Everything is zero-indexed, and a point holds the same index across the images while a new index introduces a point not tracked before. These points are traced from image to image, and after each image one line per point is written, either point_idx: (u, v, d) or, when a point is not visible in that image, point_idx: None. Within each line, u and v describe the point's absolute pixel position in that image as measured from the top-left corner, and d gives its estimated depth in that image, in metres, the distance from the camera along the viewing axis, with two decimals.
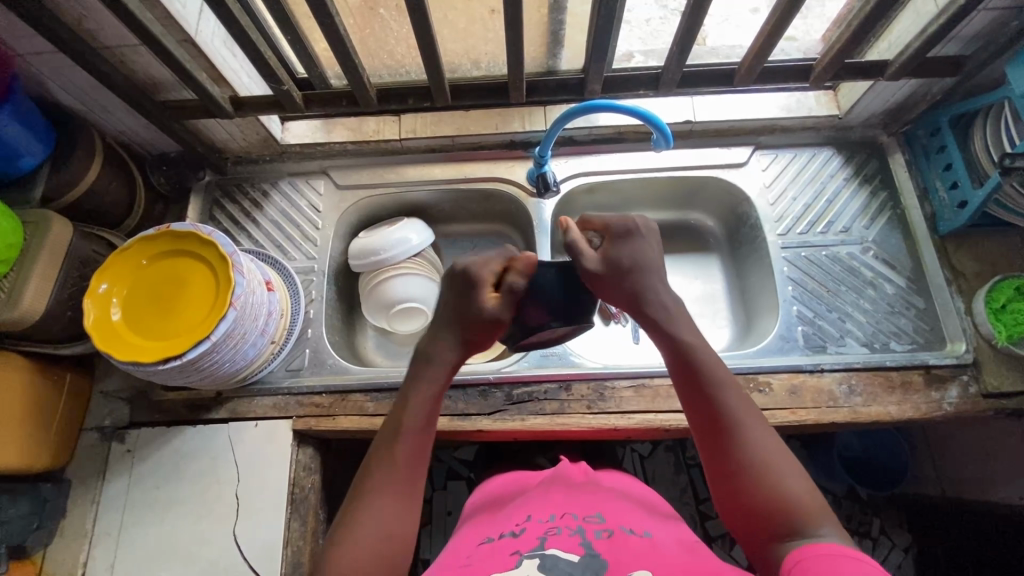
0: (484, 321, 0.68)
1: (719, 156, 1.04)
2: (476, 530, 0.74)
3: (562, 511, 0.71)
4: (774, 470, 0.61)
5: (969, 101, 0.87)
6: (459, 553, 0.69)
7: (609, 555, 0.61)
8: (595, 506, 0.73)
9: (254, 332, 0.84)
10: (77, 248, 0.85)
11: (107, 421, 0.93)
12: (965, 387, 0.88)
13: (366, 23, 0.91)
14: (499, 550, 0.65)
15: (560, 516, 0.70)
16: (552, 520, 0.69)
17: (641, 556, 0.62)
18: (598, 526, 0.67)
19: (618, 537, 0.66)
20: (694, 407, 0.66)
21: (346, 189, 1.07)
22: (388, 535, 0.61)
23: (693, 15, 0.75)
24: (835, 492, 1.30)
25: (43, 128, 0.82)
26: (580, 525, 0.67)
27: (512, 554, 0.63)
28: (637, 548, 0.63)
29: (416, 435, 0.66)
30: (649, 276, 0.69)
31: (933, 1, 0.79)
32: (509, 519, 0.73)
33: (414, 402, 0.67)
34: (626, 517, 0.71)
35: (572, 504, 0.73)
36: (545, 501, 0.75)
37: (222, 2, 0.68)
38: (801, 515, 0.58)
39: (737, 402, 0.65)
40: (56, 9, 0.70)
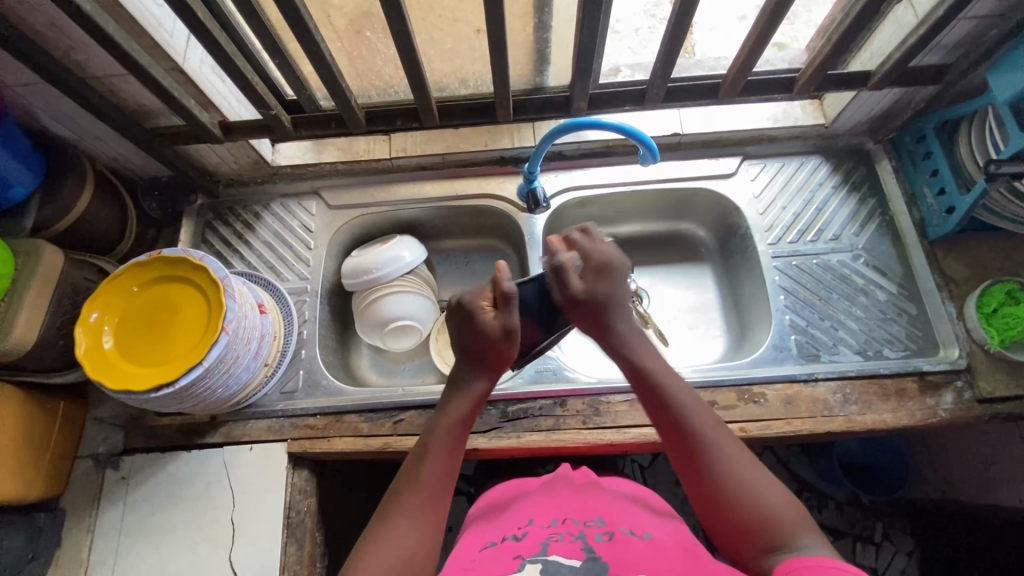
0: (494, 338, 0.71)
1: (708, 167, 1.05)
2: (478, 533, 0.76)
3: (563, 515, 0.72)
4: (745, 480, 0.64)
5: (953, 108, 0.88)
6: (464, 558, 0.69)
7: (611, 559, 0.62)
8: (596, 508, 0.73)
9: (247, 355, 0.85)
10: (70, 276, 0.86)
11: (101, 448, 0.93)
12: (960, 393, 0.88)
13: (354, 47, 0.92)
14: (501, 554, 0.66)
15: (561, 520, 0.71)
16: (553, 525, 0.70)
17: (641, 557, 0.63)
18: (598, 529, 0.68)
19: (619, 538, 0.66)
20: (664, 428, 0.70)
21: (337, 208, 1.07)
22: (407, 557, 0.62)
23: (676, 31, 0.76)
24: (836, 497, 1.30)
25: (32, 157, 0.83)
26: (582, 529, 0.68)
27: (514, 558, 0.64)
28: (638, 548, 0.64)
29: (443, 458, 0.70)
30: (621, 310, 0.74)
31: (913, 11, 0.80)
32: (511, 523, 0.74)
33: (440, 430, 0.71)
34: (628, 518, 0.72)
35: (574, 508, 0.74)
36: (546, 505, 0.75)
37: (207, 31, 0.69)
38: (781, 527, 0.60)
39: (702, 416, 0.68)
40: (43, 40, 0.71)
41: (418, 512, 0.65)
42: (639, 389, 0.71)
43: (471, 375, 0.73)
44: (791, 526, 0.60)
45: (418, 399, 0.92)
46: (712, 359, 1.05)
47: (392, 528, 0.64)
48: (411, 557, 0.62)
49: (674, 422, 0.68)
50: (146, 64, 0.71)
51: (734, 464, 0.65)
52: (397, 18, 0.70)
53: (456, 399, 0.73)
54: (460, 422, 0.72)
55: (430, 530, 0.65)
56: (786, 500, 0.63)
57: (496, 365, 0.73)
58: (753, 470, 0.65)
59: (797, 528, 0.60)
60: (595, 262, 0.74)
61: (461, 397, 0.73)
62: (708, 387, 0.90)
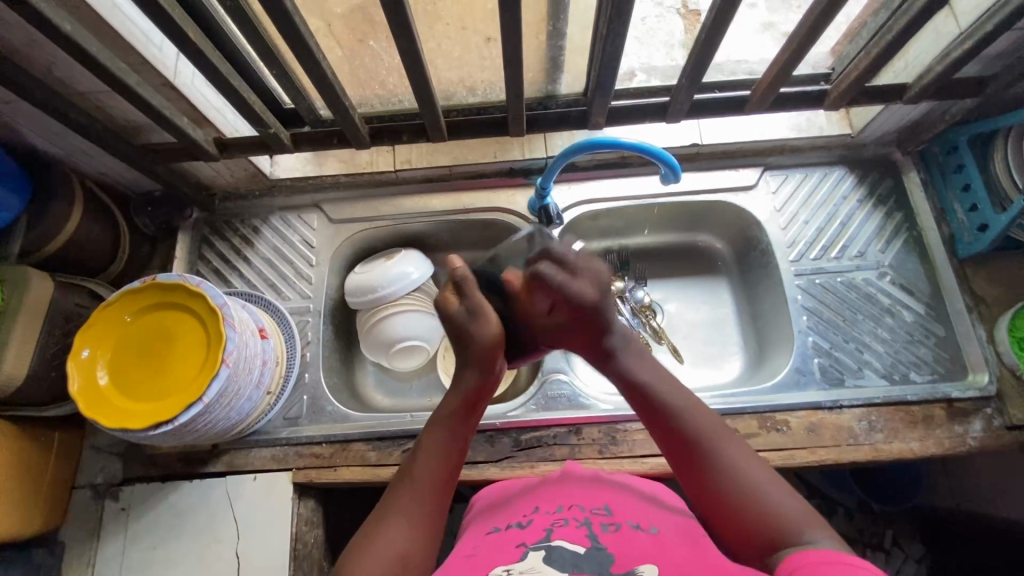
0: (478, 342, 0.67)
1: (728, 178, 1.00)
2: (484, 518, 0.70)
3: (572, 500, 0.66)
4: (743, 477, 0.59)
5: (989, 121, 0.83)
6: (469, 543, 0.65)
7: (615, 549, 0.57)
8: (606, 493, 0.68)
9: (249, 386, 0.81)
10: (60, 303, 0.82)
11: (100, 477, 0.89)
12: (989, 420, 0.85)
13: (356, 55, 0.86)
14: (503, 542, 0.61)
15: (569, 505, 0.65)
16: (559, 511, 0.64)
17: (648, 548, 0.57)
18: (604, 514, 0.63)
19: (625, 526, 0.60)
20: (661, 435, 0.65)
21: (340, 223, 1.02)
22: (400, 558, 0.57)
23: (707, 42, 0.70)
24: (846, 504, 1.25)
25: (18, 178, 0.78)
26: (587, 514, 0.63)
27: (517, 547, 0.59)
28: (644, 539, 0.59)
29: (439, 454, 0.65)
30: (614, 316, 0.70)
31: (954, 22, 0.75)
32: (516, 508, 0.69)
33: (434, 429, 0.67)
34: (638, 504, 0.66)
35: (583, 492, 0.68)
36: (554, 489, 0.69)
37: (200, 51, 0.63)
38: (788, 524, 0.55)
39: (696, 414, 0.64)
40: (22, 58, 0.66)
41: (415, 511, 0.61)
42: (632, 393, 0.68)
43: (472, 374, 0.68)
44: (793, 522, 0.55)
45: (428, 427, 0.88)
46: (730, 379, 1.01)
47: (388, 528, 0.60)
48: (405, 556, 0.58)
49: (669, 423, 0.64)
50: (135, 84, 0.66)
51: (732, 463, 0.60)
52: (406, 37, 0.65)
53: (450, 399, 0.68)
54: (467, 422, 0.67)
55: (428, 534, 0.61)
56: (792, 499, 0.57)
57: (496, 359, 0.68)
58: (755, 468, 0.60)
59: (806, 526, 0.54)
60: (591, 271, 0.68)
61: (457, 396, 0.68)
62: (729, 415, 0.86)
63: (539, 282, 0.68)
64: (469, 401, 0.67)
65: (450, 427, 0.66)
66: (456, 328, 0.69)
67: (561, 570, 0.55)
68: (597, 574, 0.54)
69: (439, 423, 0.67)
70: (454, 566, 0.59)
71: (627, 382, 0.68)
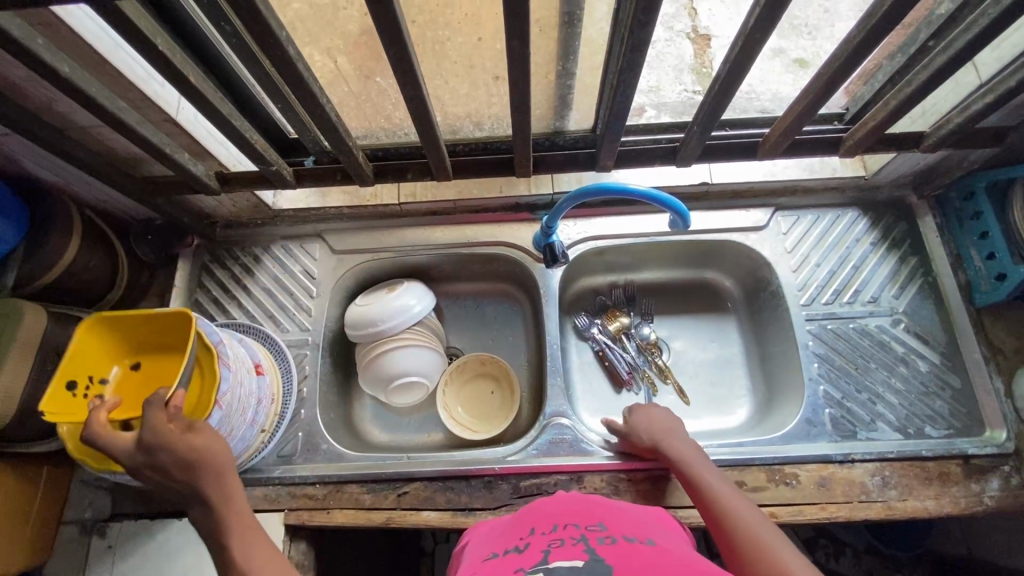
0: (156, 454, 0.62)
1: (738, 218, 0.98)
2: (475, 550, 0.64)
3: (565, 519, 0.63)
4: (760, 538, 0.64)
5: (1009, 170, 0.80)
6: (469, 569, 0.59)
7: (616, 560, 0.53)
8: (600, 512, 0.64)
9: (243, 425, 0.79)
10: (54, 336, 0.80)
11: (88, 512, 0.88)
12: (1007, 478, 0.82)
13: (362, 90, 0.85)
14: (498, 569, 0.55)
15: (563, 525, 0.61)
16: (554, 531, 0.60)
17: (652, 560, 0.53)
18: (600, 532, 0.59)
19: (624, 543, 0.56)
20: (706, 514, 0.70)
21: (342, 253, 1.01)
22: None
23: (724, 88, 0.68)
24: (853, 545, 1.21)
25: (15, 209, 0.76)
26: (583, 532, 0.59)
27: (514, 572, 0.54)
28: (646, 553, 0.54)
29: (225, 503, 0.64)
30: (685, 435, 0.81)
31: (975, 72, 0.74)
32: (509, 537, 0.63)
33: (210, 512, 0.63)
34: (635, 525, 0.62)
35: (576, 513, 0.64)
36: (547, 510, 0.66)
37: (203, 94, 0.62)
38: None
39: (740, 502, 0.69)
40: (22, 95, 0.65)
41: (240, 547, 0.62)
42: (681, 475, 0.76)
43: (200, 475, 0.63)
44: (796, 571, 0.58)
45: (424, 470, 0.86)
46: (737, 424, 0.98)
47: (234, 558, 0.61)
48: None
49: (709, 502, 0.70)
50: (133, 122, 0.65)
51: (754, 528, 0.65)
52: (412, 85, 0.63)
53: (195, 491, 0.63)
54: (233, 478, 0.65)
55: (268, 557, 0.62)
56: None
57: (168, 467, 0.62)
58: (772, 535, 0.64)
59: None
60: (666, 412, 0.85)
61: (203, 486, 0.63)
62: (737, 466, 0.84)
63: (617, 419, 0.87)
64: (201, 471, 0.63)
65: (210, 489, 0.63)
66: (133, 453, 0.62)
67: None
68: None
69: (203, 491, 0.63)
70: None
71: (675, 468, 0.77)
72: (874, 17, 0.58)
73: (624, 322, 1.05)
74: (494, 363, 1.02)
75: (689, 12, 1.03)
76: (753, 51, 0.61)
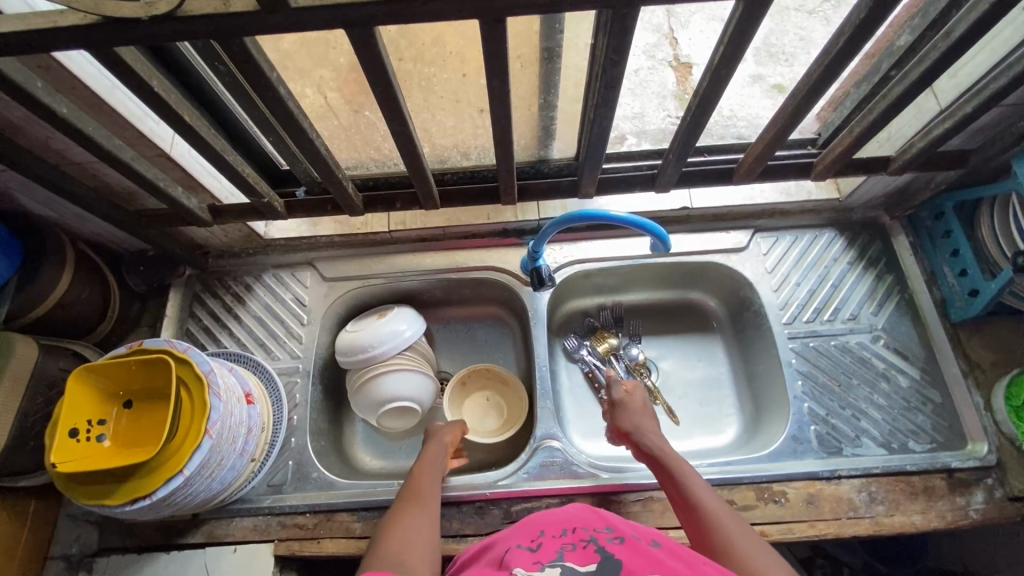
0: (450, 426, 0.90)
1: (719, 240, 1.01)
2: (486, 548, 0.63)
3: (573, 523, 0.62)
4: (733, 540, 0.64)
5: (974, 190, 0.84)
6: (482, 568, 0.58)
7: (628, 562, 0.54)
8: (604, 515, 0.64)
9: (233, 455, 0.79)
10: (45, 369, 0.81)
11: (74, 547, 0.87)
12: (991, 491, 0.83)
13: (351, 124, 0.89)
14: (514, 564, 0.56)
15: (572, 529, 0.61)
16: (564, 534, 0.60)
17: (663, 565, 0.53)
18: (609, 534, 0.59)
19: (633, 545, 0.57)
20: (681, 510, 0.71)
21: (333, 281, 1.02)
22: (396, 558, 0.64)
23: (695, 119, 0.72)
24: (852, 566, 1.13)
25: (9, 244, 0.78)
26: (593, 535, 0.59)
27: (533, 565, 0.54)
28: (655, 553, 0.55)
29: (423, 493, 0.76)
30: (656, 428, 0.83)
31: (935, 98, 0.78)
32: (518, 536, 0.63)
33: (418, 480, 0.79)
34: (639, 526, 0.63)
35: (580, 517, 0.64)
36: (552, 515, 0.65)
37: (195, 131, 0.64)
38: None
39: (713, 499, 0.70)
40: (21, 135, 0.67)
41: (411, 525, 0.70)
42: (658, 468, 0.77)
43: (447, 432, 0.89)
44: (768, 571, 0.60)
45: None
46: (726, 443, 0.98)
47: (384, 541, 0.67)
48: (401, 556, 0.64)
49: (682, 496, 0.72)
50: (129, 158, 0.67)
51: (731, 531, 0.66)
52: (398, 121, 0.65)
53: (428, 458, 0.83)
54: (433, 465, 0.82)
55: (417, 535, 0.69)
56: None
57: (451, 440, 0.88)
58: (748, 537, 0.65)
59: None
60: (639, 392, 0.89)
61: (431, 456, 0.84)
62: (726, 485, 0.85)
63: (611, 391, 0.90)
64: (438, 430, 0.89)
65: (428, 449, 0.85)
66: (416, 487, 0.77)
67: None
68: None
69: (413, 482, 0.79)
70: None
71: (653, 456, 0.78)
72: (831, 53, 0.62)
73: (613, 343, 1.05)
74: (485, 371, 1.03)
75: (670, 42, 1.07)
76: (718, 86, 0.65)
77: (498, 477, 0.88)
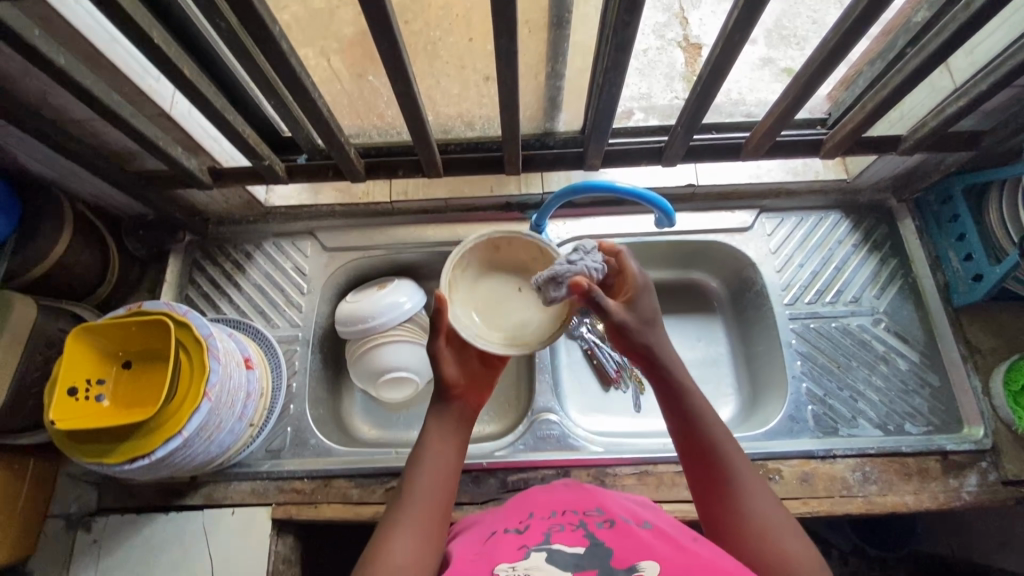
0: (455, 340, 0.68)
1: (723, 219, 1.00)
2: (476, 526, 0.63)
3: (562, 503, 0.61)
4: (765, 528, 0.57)
5: (984, 173, 0.83)
6: (468, 546, 0.58)
7: (614, 546, 0.53)
8: (595, 494, 0.63)
9: (231, 418, 0.79)
10: (44, 329, 0.81)
11: (74, 507, 0.88)
12: (984, 474, 0.84)
13: (354, 88, 0.86)
14: (500, 546, 0.55)
15: (561, 510, 0.59)
16: (554, 515, 0.59)
17: (650, 547, 0.53)
18: (598, 517, 0.58)
19: (622, 527, 0.56)
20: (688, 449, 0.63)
21: (333, 251, 1.02)
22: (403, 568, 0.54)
23: (705, 89, 0.70)
24: (840, 548, 1.13)
25: (7, 202, 0.77)
26: (582, 517, 0.57)
27: (519, 548, 0.54)
28: (643, 535, 0.55)
29: (439, 470, 0.63)
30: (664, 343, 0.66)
31: (950, 76, 0.77)
32: (507, 513, 0.62)
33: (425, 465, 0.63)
34: (629, 505, 0.62)
35: (571, 492, 0.63)
36: (541, 495, 0.64)
37: (195, 87, 0.63)
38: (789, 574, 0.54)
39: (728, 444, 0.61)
40: (18, 88, 0.65)
41: (421, 522, 0.59)
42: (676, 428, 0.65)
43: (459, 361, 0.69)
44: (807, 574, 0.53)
45: None
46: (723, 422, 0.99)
47: (389, 540, 0.57)
48: (409, 566, 0.55)
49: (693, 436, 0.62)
50: (128, 115, 0.66)
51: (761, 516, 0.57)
52: (402, 82, 0.64)
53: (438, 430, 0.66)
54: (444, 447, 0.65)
55: (430, 542, 0.58)
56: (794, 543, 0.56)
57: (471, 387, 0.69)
58: (781, 519, 0.57)
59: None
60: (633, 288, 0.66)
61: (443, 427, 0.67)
62: None
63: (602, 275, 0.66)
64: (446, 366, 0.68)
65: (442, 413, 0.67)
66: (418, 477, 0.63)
67: (565, 570, 0.50)
68: (600, 569, 0.50)
69: (418, 467, 0.63)
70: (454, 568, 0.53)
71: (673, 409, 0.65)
72: (848, 22, 0.60)
73: None
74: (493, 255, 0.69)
75: (682, 20, 1.02)
76: (731, 52, 0.63)
77: (494, 449, 0.88)
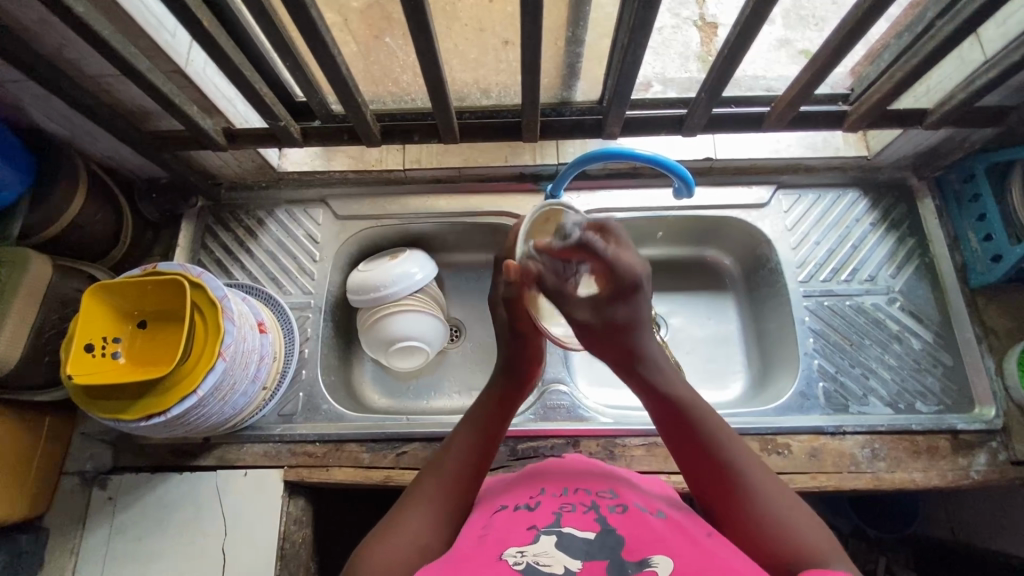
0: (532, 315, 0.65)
1: (740, 195, 0.99)
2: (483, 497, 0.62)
3: (574, 482, 0.60)
4: (773, 512, 0.53)
5: (1006, 152, 0.82)
6: (474, 522, 0.57)
7: (627, 534, 0.51)
8: (611, 478, 0.61)
9: (245, 380, 0.79)
10: (59, 288, 0.82)
11: (89, 465, 0.89)
12: (994, 454, 0.84)
13: (370, 51, 0.84)
14: (509, 523, 0.54)
15: (574, 488, 0.59)
16: (565, 494, 0.58)
17: (663, 538, 0.51)
18: (612, 500, 0.56)
19: (636, 514, 0.54)
20: (680, 439, 0.59)
21: (345, 219, 1.01)
22: (421, 543, 0.54)
23: (731, 54, 0.69)
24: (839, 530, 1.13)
25: (22, 158, 0.77)
26: (594, 498, 0.56)
27: (528, 529, 0.52)
28: (658, 526, 0.53)
29: (473, 458, 0.62)
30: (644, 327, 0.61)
31: (980, 49, 0.75)
32: (517, 488, 0.61)
33: (459, 450, 0.63)
34: (643, 492, 0.60)
35: (585, 474, 0.62)
36: (554, 472, 0.62)
37: (213, 41, 0.63)
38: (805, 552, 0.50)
39: (723, 432, 0.58)
40: (33, 39, 0.65)
41: (447, 504, 0.58)
42: (670, 422, 0.60)
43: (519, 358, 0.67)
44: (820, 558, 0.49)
45: (424, 432, 0.87)
46: (733, 399, 0.99)
47: (410, 517, 0.56)
48: (426, 543, 0.54)
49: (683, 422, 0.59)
50: (145, 69, 0.65)
51: (771, 509, 0.53)
52: (423, 38, 0.63)
53: (477, 417, 0.65)
54: (481, 436, 0.64)
55: (450, 528, 0.57)
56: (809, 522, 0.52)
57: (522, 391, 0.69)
58: (791, 504, 0.54)
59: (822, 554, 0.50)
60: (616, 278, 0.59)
61: (484, 417, 0.65)
62: None
63: (586, 250, 0.60)
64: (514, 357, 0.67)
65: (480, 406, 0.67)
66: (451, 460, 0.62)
67: (574, 557, 0.49)
68: (610, 559, 0.48)
69: (449, 450, 0.63)
70: (456, 549, 0.51)
71: (666, 404, 0.60)
72: None
73: None
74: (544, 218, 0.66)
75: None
76: (761, 14, 0.62)
77: (504, 420, 0.88)
